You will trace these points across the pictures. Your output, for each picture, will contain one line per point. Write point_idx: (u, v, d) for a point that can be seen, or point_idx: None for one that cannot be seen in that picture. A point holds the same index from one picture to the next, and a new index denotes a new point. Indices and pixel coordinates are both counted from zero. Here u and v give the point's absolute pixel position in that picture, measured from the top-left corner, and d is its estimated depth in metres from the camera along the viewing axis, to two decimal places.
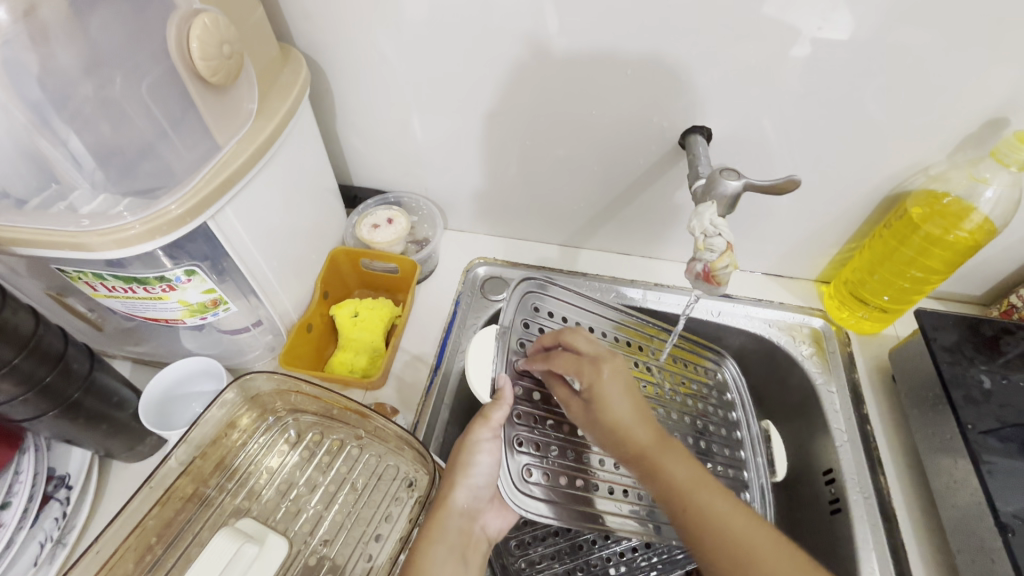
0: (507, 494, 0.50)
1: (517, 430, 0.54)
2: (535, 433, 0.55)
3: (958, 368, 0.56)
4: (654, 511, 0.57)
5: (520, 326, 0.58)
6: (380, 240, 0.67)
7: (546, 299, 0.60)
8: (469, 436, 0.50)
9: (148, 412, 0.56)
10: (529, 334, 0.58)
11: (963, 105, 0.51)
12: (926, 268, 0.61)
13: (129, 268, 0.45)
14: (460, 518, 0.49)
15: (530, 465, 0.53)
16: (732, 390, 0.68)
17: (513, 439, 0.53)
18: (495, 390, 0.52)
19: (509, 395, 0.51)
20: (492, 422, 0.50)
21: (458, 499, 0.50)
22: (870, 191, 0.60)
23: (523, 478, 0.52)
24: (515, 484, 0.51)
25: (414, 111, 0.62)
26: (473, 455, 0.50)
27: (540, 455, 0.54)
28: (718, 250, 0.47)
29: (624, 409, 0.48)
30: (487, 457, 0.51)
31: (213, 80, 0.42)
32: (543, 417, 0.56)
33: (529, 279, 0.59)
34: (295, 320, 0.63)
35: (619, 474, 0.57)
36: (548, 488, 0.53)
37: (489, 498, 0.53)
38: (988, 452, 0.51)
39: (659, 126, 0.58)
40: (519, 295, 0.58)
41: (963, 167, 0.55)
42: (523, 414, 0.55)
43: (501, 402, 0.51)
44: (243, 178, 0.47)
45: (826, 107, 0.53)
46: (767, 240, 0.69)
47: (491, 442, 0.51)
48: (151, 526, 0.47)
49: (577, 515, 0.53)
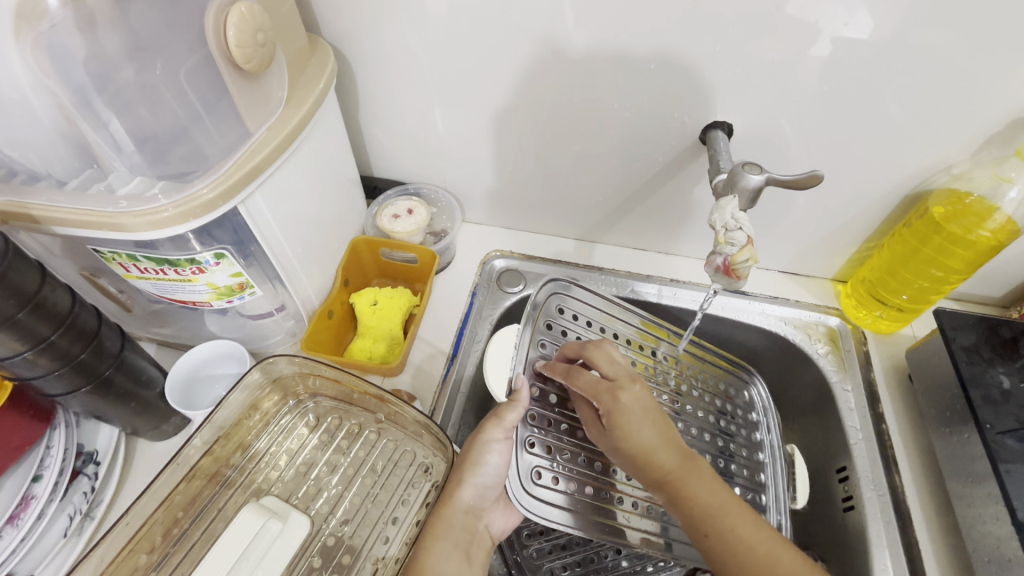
0: (514, 495, 0.51)
1: (530, 431, 0.55)
2: (566, 442, 0.57)
3: (977, 368, 0.55)
4: (671, 529, 0.58)
5: (543, 325, 0.58)
6: (400, 230, 0.67)
7: (568, 301, 0.61)
8: (479, 435, 0.50)
9: (174, 392, 0.58)
10: (551, 335, 0.59)
11: (991, 104, 0.50)
12: (946, 267, 0.61)
13: (161, 249, 0.47)
14: (463, 515, 0.50)
15: (540, 467, 0.54)
16: (757, 411, 0.69)
17: (525, 441, 0.54)
18: (512, 391, 0.52)
19: (525, 396, 0.52)
20: (505, 423, 0.50)
21: (465, 498, 0.50)
22: (891, 191, 0.60)
23: (531, 479, 0.53)
24: (522, 483, 0.52)
25: (435, 104, 0.63)
26: (483, 455, 0.50)
27: (558, 462, 0.55)
28: (738, 244, 0.47)
29: (645, 432, 0.49)
30: (496, 457, 0.51)
31: (247, 67, 0.43)
32: (557, 421, 0.57)
33: (556, 281, 0.60)
34: (317, 307, 0.64)
35: (636, 488, 0.58)
36: (570, 494, 0.55)
37: (494, 499, 0.53)
38: (1007, 452, 0.51)
39: (680, 120, 0.58)
40: (544, 295, 0.59)
41: (988, 167, 0.55)
42: (535, 415, 0.56)
43: (517, 403, 0.51)
44: (270, 166, 0.48)
45: (847, 103, 0.53)
46: (786, 237, 0.69)
47: (501, 444, 0.51)
48: (177, 501, 0.49)
49: (596, 525, 0.54)
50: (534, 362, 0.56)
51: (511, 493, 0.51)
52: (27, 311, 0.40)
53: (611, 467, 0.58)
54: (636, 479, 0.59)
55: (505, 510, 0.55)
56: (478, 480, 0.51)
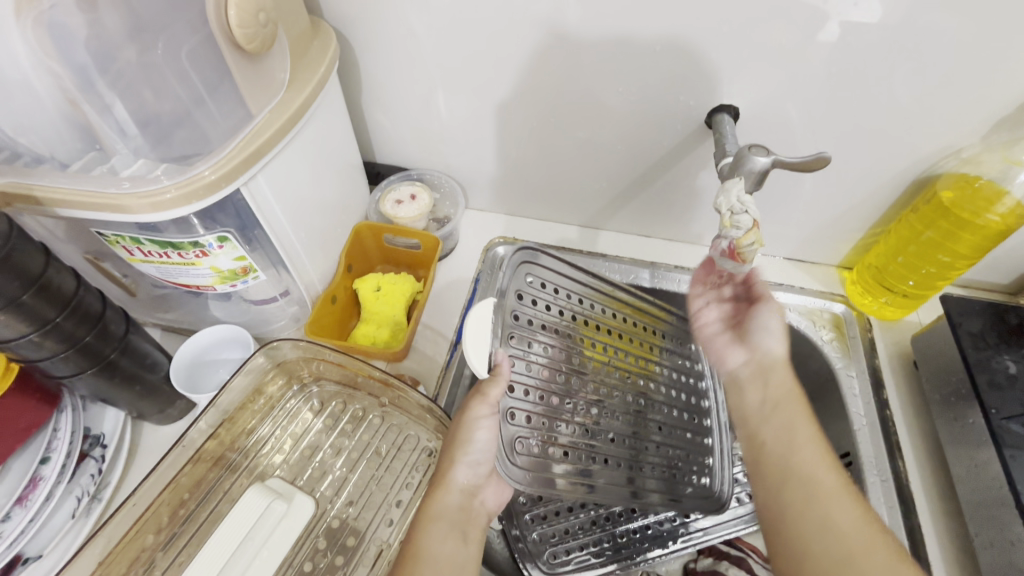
0: (503, 469, 0.47)
1: (510, 402, 0.49)
2: (536, 406, 0.51)
3: (982, 354, 0.55)
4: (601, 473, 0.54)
5: (513, 297, 0.51)
6: (403, 215, 0.67)
7: (538, 270, 0.53)
8: (467, 413, 0.48)
9: (178, 375, 0.58)
10: (522, 306, 0.51)
11: (1002, 86, 0.49)
12: (953, 252, 0.60)
13: (164, 232, 0.47)
14: (459, 495, 0.49)
15: (521, 437, 0.49)
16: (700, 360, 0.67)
17: (506, 412, 0.49)
18: (494, 365, 0.47)
19: (507, 370, 0.47)
20: (490, 399, 0.46)
21: (459, 478, 0.49)
22: (899, 175, 0.59)
23: (511, 447, 0.48)
24: (505, 454, 0.47)
25: (438, 87, 0.63)
26: (472, 432, 0.48)
27: (534, 428, 0.50)
28: (743, 228, 0.47)
29: (775, 343, 0.50)
30: (486, 433, 0.48)
31: (249, 48, 0.42)
32: (539, 391, 0.51)
33: (527, 250, 0.52)
34: (320, 292, 0.64)
35: (605, 446, 0.55)
36: (524, 452, 0.49)
37: (488, 475, 0.52)
38: (1012, 437, 0.51)
39: (686, 104, 0.57)
40: (514, 261, 0.51)
41: (997, 150, 0.54)
42: (515, 387, 0.49)
43: (499, 378, 0.47)
44: (271, 150, 0.47)
45: (856, 87, 0.52)
46: (791, 223, 0.68)
47: (489, 420, 0.48)
48: (184, 483, 0.49)
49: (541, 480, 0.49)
50: (510, 334, 0.49)
51: (502, 473, 0.47)
52: (31, 293, 0.40)
53: (557, 422, 0.52)
54: (567, 425, 0.53)
55: (499, 486, 0.53)
56: (473, 460, 0.49)
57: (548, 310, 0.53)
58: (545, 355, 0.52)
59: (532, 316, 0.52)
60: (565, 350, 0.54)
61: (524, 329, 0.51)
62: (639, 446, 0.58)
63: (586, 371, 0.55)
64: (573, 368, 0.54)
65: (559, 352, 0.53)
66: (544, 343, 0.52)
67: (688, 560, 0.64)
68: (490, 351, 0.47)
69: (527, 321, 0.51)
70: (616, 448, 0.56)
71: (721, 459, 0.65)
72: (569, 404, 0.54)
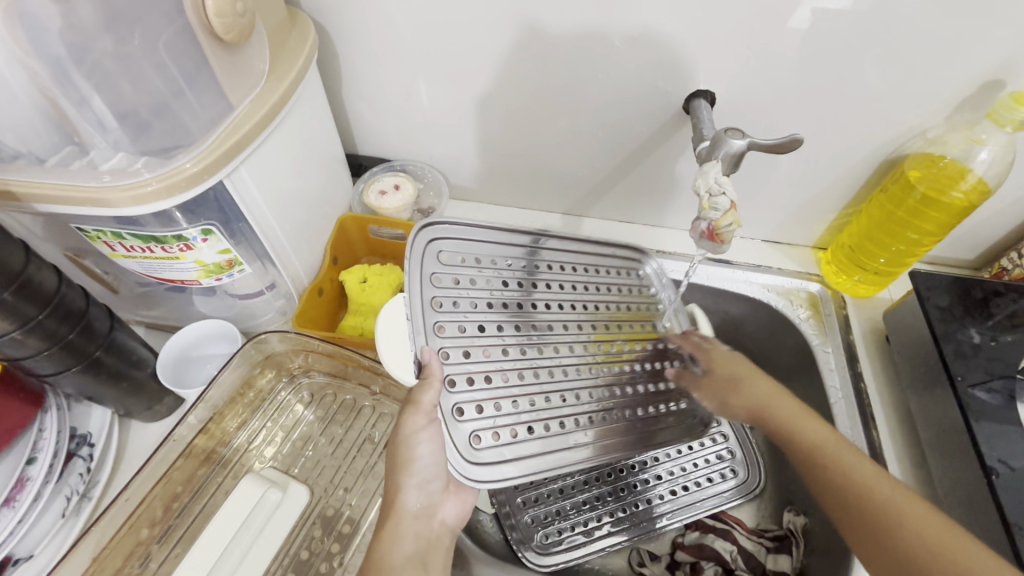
0: (457, 470, 0.43)
1: (457, 398, 0.46)
2: (492, 390, 0.48)
3: (949, 326, 0.57)
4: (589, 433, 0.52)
5: (428, 282, 0.48)
6: (388, 206, 0.67)
7: (450, 250, 0.50)
8: (403, 428, 0.44)
9: (165, 372, 0.58)
10: (446, 289, 0.49)
11: (964, 69, 0.51)
12: (921, 230, 0.63)
13: (146, 227, 0.46)
14: (414, 521, 0.44)
15: (477, 429, 0.46)
16: (654, 286, 0.64)
17: (456, 410, 0.46)
18: (423, 366, 0.45)
19: (438, 368, 0.44)
20: (424, 406, 0.44)
21: (410, 503, 0.45)
22: (869, 156, 0.61)
23: (471, 446, 0.45)
24: (463, 455, 0.44)
25: (419, 78, 0.63)
26: (414, 449, 0.45)
27: (489, 415, 0.47)
28: (722, 209, 0.48)
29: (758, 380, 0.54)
30: (428, 447, 0.45)
31: (227, 38, 0.42)
32: (485, 373, 0.48)
33: (433, 228, 0.49)
34: (306, 285, 0.64)
35: (582, 403, 0.53)
36: (498, 442, 0.47)
37: (444, 490, 0.47)
38: (976, 403, 0.53)
39: (664, 90, 0.58)
40: (420, 243, 0.48)
41: (960, 130, 0.56)
42: (458, 379, 0.47)
43: (431, 380, 0.44)
44: (252, 143, 0.47)
45: (827, 72, 0.54)
46: (768, 206, 0.70)
47: (428, 430, 0.45)
48: (176, 476, 0.50)
49: (526, 464, 0.47)
50: (436, 324, 0.47)
51: (456, 475, 0.44)
52: (12, 290, 0.40)
53: (521, 398, 0.50)
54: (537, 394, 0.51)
55: (457, 496, 0.49)
56: (420, 479, 0.45)
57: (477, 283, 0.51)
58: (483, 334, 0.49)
59: (460, 297, 0.49)
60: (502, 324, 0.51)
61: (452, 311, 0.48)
62: (614, 394, 0.56)
63: (538, 335, 0.53)
64: (522, 336, 0.52)
65: (500, 325, 0.51)
66: (478, 321, 0.50)
67: (676, 536, 0.65)
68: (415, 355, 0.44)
69: (454, 303, 0.49)
70: (592, 402, 0.54)
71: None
72: (532, 374, 0.51)
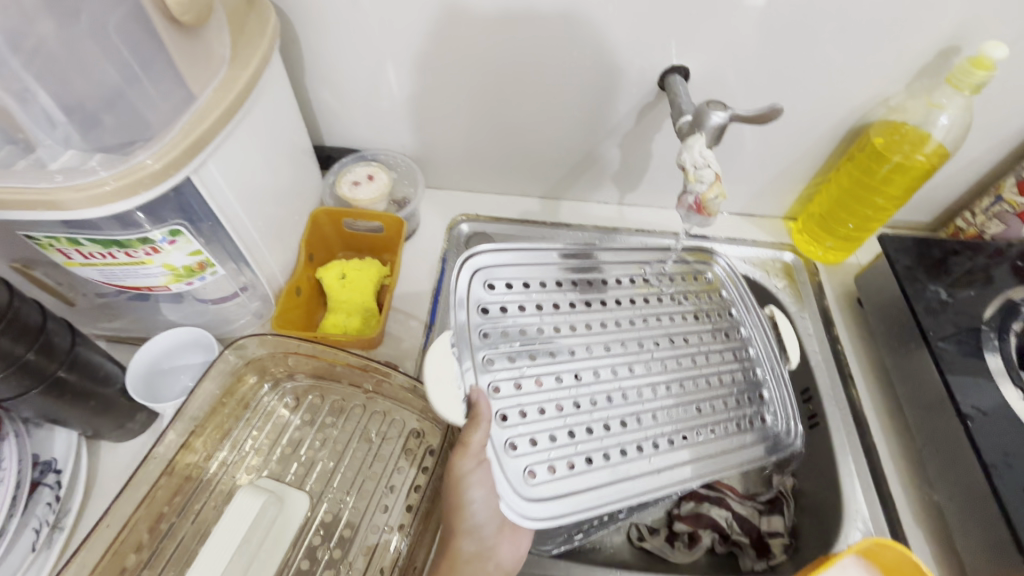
0: (509, 507, 0.44)
1: (509, 432, 0.46)
2: (550, 421, 0.48)
3: (918, 284, 0.60)
4: (667, 456, 0.49)
5: (476, 313, 0.50)
6: (362, 197, 0.65)
7: (498, 280, 0.52)
8: (452, 472, 0.44)
9: (135, 386, 0.54)
10: (492, 320, 0.50)
11: (925, 37, 0.53)
12: (887, 195, 0.66)
13: (106, 230, 0.43)
14: (468, 565, 0.44)
15: (533, 465, 0.46)
16: (725, 286, 0.61)
17: (507, 445, 0.46)
18: (471, 405, 0.45)
19: (486, 410, 0.45)
20: (471, 449, 0.43)
21: (465, 547, 0.45)
22: (837, 126, 0.63)
23: (526, 481, 0.45)
24: (516, 490, 0.45)
25: (389, 62, 0.60)
26: (465, 494, 0.44)
27: (546, 449, 0.47)
28: (708, 181, 0.49)
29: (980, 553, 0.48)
30: (479, 491, 0.44)
31: (184, 20, 0.38)
32: (541, 406, 0.48)
33: (477, 260, 0.52)
34: (282, 285, 0.61)
35: (659, 424, 0.50)
36: (559, 476, 0.46)
37: (497, 532, 0.47)
38: (948, 356, 0.55)
39: (641, 67, 0.58)
40: (465, 278, 0.50)
41: (921, 96, 0.59)
42: (509, 412, 0.47)
43: (479, 421, 0.44)
44: (217, 136, 0.44)
45: (799, 44, 0.55)
46: (742, 180, 0.71)
47: (479, 473, 0.44)
48: (161, 496, 0.47)
49: (591, 496, 0.46)
50: (485, 357, 0.48)
51: (510, 514, 0.44)
52: None
53: (586, 426, 0.48)
54: (607, 422, 0.49)
55: (513, 537, 0.48)
56: (472, 525, 0.45)
57: (524, 310, 0.51)
58: (536, 363, 0.49)
59: (510, 325, 0.50)
60: (559, 349, 0.50)
61: (500, 340, 0.49)
62: (686, 412, 0.52)
63: (593, 358, 0.51)
64: (576, 361, 0.50)
65: (552, 351, 0.50)
66: (529, 350, 0.50)
67: (671, 507, 0.65)
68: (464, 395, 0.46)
69: (501, 333, 0.50)
70: (661, 424, 0.50)
71: (776, 386, 0.56)
72: (596, 401, 0.49)
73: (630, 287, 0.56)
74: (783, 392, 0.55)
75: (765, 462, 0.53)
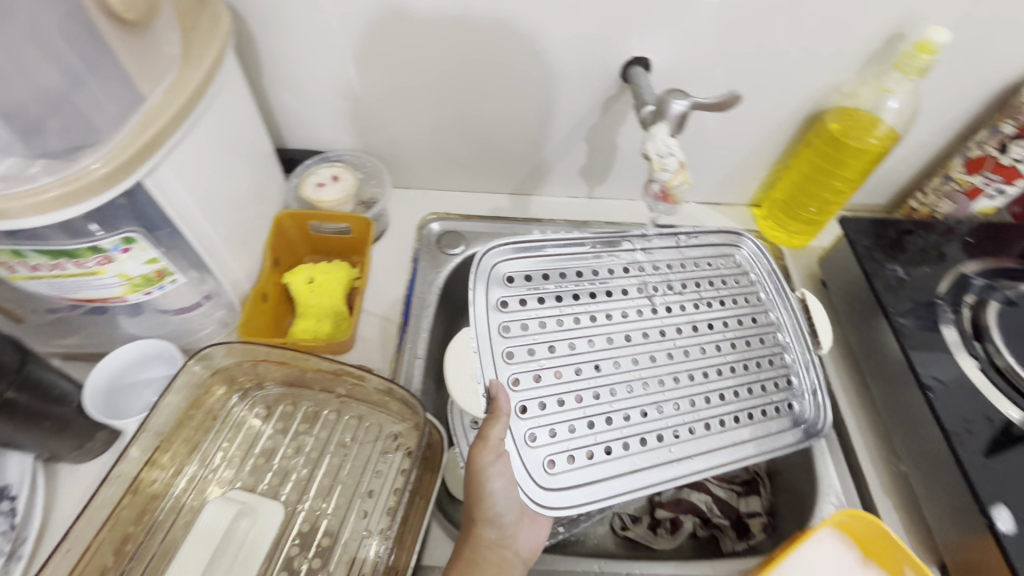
0: (527, 496, 0.43)
1: (528, 423, 0.45)
2: (570, 412, 0.46)
3: (877, 263, 0.62)
4: (690, 446, 0.48)
5: (495, 307, 0.49)
6: (328, 199, 0.64)
7: (518, 271, 0.51)
8: (472, 465, 0.43)
9: (95, 401, 0.52)
10: (512, 313, 0.49)
11: (872, 24, 0.55)
12: (844, 177, 0.67)
13: (53, 240, 0.41)
14: (490, 551, 0.43)
15: (552, 454, 0.45)
16: (750, 267, 0.58)
17: (526, 436, 0.45)
18: (491, 400, 0.44)
19: (506, 405, 0.44)
20: (491, 442, 0.42)
21: (486, 534, 0.44)
22: (795, 113, 0.65)
23: (545, 471, 0.45)
24: (534, 479, 0.44)
25: (350, 61, 0.59)
26: (484, 485, 0.43)
27: (565, 439, 0.46)
28: (672, 169, 0.50)
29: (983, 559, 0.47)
30: (500, 481, 0.43)
31: (128, 18, 0.37)
32: (561, 398, 0.47)
33: (496, 252, 0.50)
34: (248, 291, 0.59)
35: (681, 414, 0.48)
36: (579, 466, 0.45)
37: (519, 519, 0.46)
38: (908, 331, 0.57)
39: (603, 60, 0.58)
40: (483, 271, 0.49)
41: (871, 82, 0.61)
42: (528, 405, 0.46)
43: (499, 416, 0.43)
44: (170, 138, 0.42)
45: (754, 34, 0.56)
46: (707, 169, 0.73)
47: (498, 465, 0.43)
48: (125, 516, 0.46)
49: (611, 487, 0.45)
50: (505, 350, 0.47)
51: (528, 503, 0.44)
52: None
53: (607, 416, 0.47)
54: (628, 413, 0.47)
55: (532, 525, 0.47)
56: (494, 514, 0.44)
57: (544, 301, 0.50)
58: (556, 355, 0.48)
59: (530, 317, 0.49)
60: (580, 340, 0.49)
61: (519, 334, 0.48)
62: (710, 400, 0.50)
63: (614, 348, 0.49)
64: (597, 352, 0.49)
65: (572, 342, 0.49)
66: (549, 341, 0.48)
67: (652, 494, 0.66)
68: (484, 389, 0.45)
69: (521, 325, 0.48)
70: (683, 414, 0.48)
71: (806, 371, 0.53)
72: (617, 391, 0.48)
73: (652, 273, 0.54)
74: (815, 377, 0.53)
75: (798, 449, 0.51)
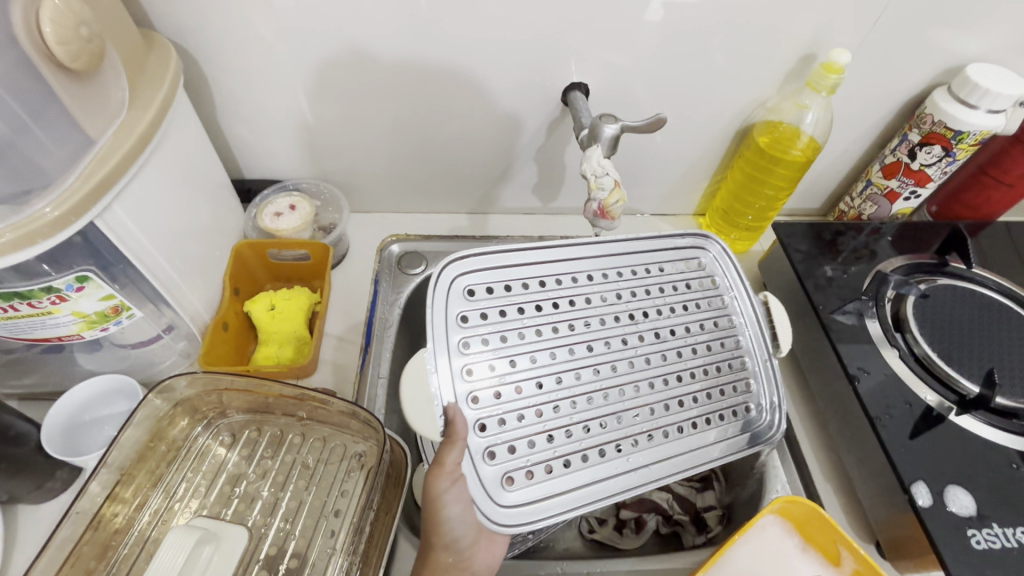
0: (484, 515, 0.45)
1: (486, 441, 0.46)
2: (529, 428, 0.47)
3: (809, 264, 0.67)
4: (646, 454, 0.49)
5: (455, 323, 0.48)
6: (285, 227, 0.65)
7: (478, 284, 0.50)
8: (430, 491, 0.44)
9: (52, 441, 0.52)
10: (473, 328, 0.48)
11: (785, 47, 0.60)
12: (775, 186, 0.72)
13: (6, 283, 0.42)
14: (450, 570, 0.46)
15: (511, 470, 0.46)
16: (716, 271, 0.58)
17: (485, 453, 0.46)
18: (449, 422, 0.45)
19: (462, 427, 0.45)
20: (448, 467, 0.44)
21: (444, 557, 0.46)
22: (726, 128, 0.70)
23: (502, 487, 0.46)
24: (491, 496, 0.45)
25: (302, 94, 0.61)
26: (442, 511, 0.45)
27: (524, 455, 0.47)
28: (608, 188, 0.53)
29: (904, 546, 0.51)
30: (457, 505, 0.45)
31: (73, 66, 0.39)
32: (519, 414, 0.47)
33: (456, 266, 0.50)
34: (208, 321, 0.60)
35: (639, 423, 0.50)
36: (538, 480, 0.47)
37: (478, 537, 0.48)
38: (837, 326, 0.62)
39: (544, 86, 0.62)
40: (444, 287, 0.49)
41: (790, 98, 0.66)
42: (487, 422, 0.47)
43: (456, 440, 0.45)
44: (121, 178, 0.44)
45: (680, 58, 0.61)
46: (651, 182, 0.77)
47: (456, 489, 0.45)
48: (87, 551, 0.46)
49: (569, 498, 0.47)
50: (465, 367, 0.47)
51: (486, 522, 0.45)
52: None
53: (567, 429, 0.48)
54: (586, 425, 0.48)
55: (490, 544, 0.49)
56: (451, 539, 0.46)
57: (507, 314, 0.49)
58: (517, 370, 0.48)
59: (491, 331, 0.49)
60: (540, 353, 0.49)
61: (480, 351, 0.48)
62: (670, 408, 0.51)
63: (575, 361, 0.50)
64: (558, 365, 0.49)
65: (533, 356, 0.49)
66: (509, 356, 0.48)
67: None
68: (442, 412, 0.46)
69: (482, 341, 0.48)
70: (641, 423, 0.50)
71: (765, 378, 0.55)
72: (576, 404, 0.48)
73: (615, 282, 0.54)
74: (775, 388, 0.55)
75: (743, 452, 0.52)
